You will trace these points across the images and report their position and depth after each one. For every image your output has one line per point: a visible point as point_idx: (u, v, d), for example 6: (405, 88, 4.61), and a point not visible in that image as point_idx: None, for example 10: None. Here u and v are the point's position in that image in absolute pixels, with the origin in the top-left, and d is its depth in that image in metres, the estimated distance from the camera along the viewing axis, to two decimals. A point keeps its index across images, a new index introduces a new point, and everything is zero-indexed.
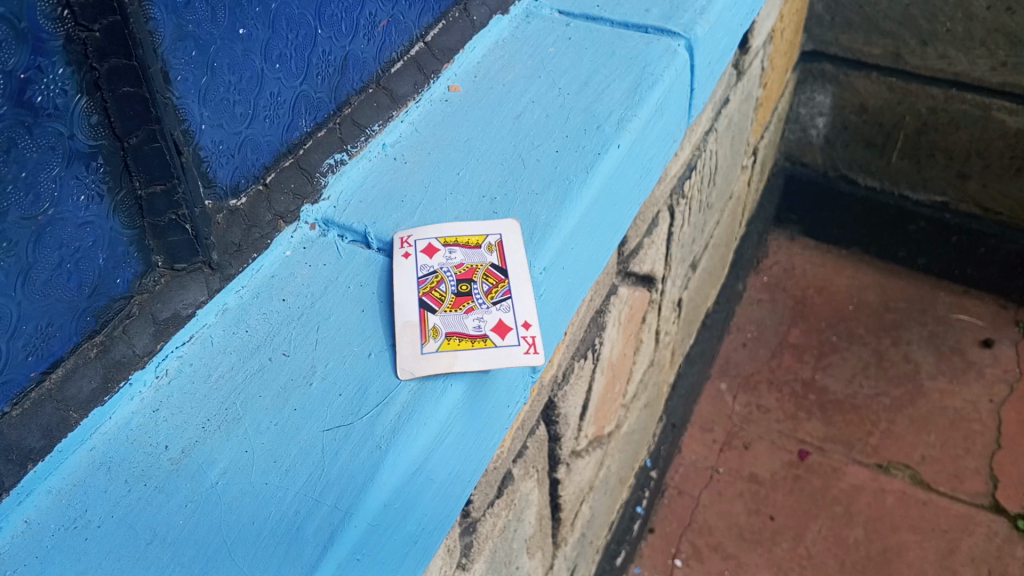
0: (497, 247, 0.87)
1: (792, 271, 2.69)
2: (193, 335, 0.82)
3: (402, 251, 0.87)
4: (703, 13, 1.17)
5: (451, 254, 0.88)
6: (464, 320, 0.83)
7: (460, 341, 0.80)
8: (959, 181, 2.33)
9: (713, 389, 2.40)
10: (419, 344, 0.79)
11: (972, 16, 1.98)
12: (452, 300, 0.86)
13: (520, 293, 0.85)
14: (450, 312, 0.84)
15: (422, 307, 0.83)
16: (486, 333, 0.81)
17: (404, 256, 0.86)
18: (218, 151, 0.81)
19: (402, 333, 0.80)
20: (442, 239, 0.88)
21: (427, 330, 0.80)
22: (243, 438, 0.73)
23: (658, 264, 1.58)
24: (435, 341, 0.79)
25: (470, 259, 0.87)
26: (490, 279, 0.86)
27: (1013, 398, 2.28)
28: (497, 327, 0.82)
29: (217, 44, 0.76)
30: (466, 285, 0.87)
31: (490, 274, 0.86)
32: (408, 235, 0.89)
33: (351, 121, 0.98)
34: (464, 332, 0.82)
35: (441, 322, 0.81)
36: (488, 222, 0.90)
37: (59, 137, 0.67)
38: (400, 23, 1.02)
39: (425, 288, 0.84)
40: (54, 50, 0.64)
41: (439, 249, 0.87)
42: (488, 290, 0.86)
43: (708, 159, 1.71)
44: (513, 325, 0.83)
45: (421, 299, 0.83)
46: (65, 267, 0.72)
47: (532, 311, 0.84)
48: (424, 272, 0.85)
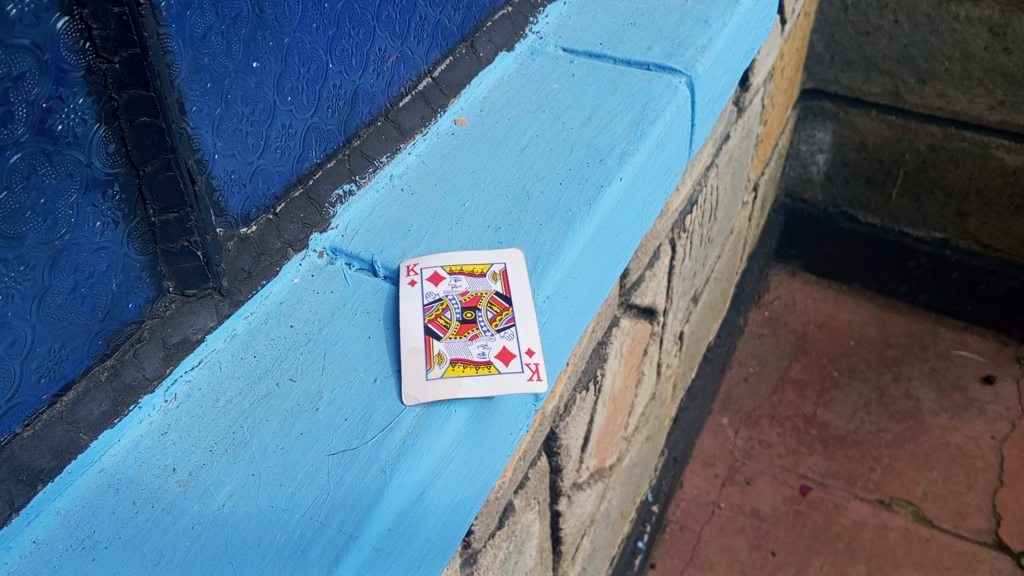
0: (501, 276, 0.89)
1: (794, 306, 2.71)
2: (202, 360, 0.84)
3: (408, 279, 0.88)
4: (704, 51, 1.20)
5: (456, 282, 0.89)
6: (468, 347, 0.84)
7: (464, 368, 0.82)
8: (959, 218, 2.36)
9: (715, 423, 2.41)
10: (424, 370, 0.80)
11: (970, 55, 2.01)
12: (457, 327, 0.87)
13: (524, 320, 0.86)
14: (455, 339, 0.85)
15: (427, 334, 0.84)
16: (490, 360, 0.83)
17: (410, 283, 0.88)
18: (231, 180, 0.83)
19: (407, 359, 0.81)
20: (448, 267, 0.90)
21: (432, 357, 0.82)
22: (250, 461, 0.75)
23: (659, 297, 1.59)
24: (440, 367, 0.80)
25: (475, 287, 0.89)
26: (494, 307, 0.88)
27: (1015, 435, 2.28)
28: (501, 354, 0.84)
29: (232, 77, 0.78)
30: (471, 312, 0.88)
31: (495, 302, 0.88)
32: (414, 263, 0.90)
33: (360, 152, 1.00)
34: (469, 359, 0.83)
35: (445, 348, 0.83)
36: (492, 252, 0.92)
37: (77, 165, 0.69)
38: (409, 58, 1.05)
39: (430, 315, 0.85)
40: (75, 81, 0.67)
41: (445, 277, 0.89)
42: (492, 318, 0.87)
43: (709, 194, 1.74)
44: (517, 352, 0.84)
45: (426, 326, 0.85)
46: (79, 291, 0.74)
47: (535, 339, 0.86)
48: (429, 300, 0.86)
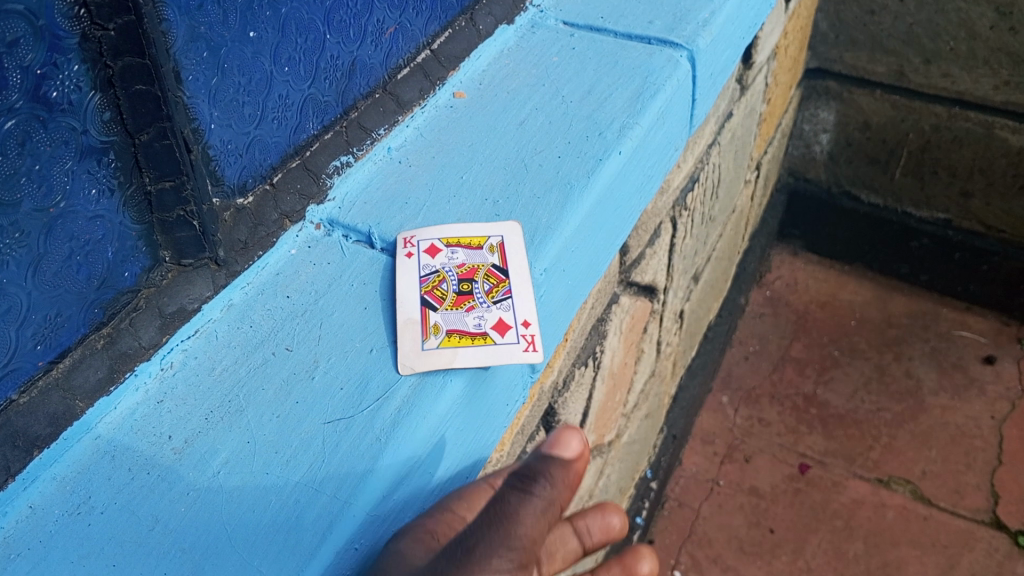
0: (498, 248, 0.89)
1: (795, 286, 2.70)
2: (198, 329, 0.84)
3: (405, 251, 0.88)
4: (705, 25, 1.19)
5: (453, 255, 0.89)
6: (464, 318, 0.85)
7: (461, 339, 0.82)
8: (962, 198, 2.35)
9: (715, 401, 2.41)
10: (420, 341, 0.80)
11: (975, 35, 2.00)
12: (453, 299, 0.87)
13: (520, 292, 0.86)
14: (451, 310, 0.85)
15: (423, 305, 0.84)
16: (486, 331, 0.83)
17: (406, 256, 0.88)
18: (228, 150, 0.82)
19: (404, 329, 0.81)
20: (445, 240, 0.90)
21: (427, 327, 0.82)
22: (245, 429, 0.75)
23: (660, 274, 1.60)
24: (435, 338, 0.81)
25: (472, 259, 0.89)
26: (490, 279, 0.88)
27: (1015, 415, 2.28)
28: (497, 325, 0.84)
29: (228, 47, 0.78)
30: (467, 284, 0.89)
31: (491, 275, 0.88)
32: (411, 236, 0.90)
33: (357, 124, 0.99)
34: (465, 330, 0.83)
35: (442, 320, 0.83)
36: (489, 224, 0.92)
37: (72, 132, 0.69)
38: (407, 30, 1.04)
39: (427, 287, 0.86)
40: (70, 47, 0.67)
41: (442, 249, 0.89)
42: (488, 290, 0.87)
43: (711, 172, 1.74)
44: (513, 324, 0.84)
45: (422, 298, 0.85)
46: (75, 259, 0.74)
47: (532, 311, 0.86)
48: (426, 272, 0.86)
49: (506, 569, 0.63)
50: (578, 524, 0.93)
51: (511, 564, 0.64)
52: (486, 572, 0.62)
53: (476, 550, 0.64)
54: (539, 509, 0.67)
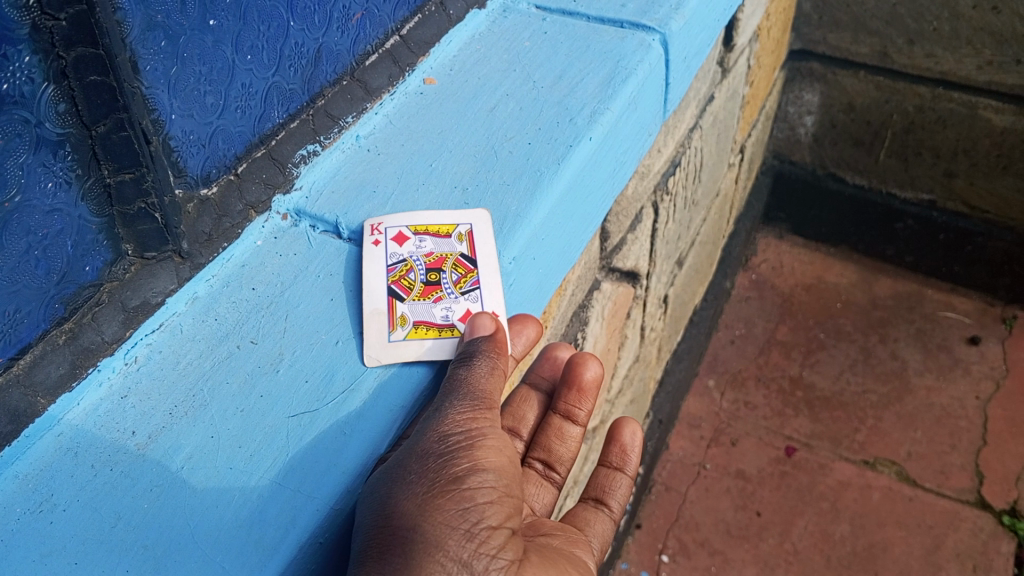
0: (466, 237, 0.87)
1: (781, 269, 2.70)
2: (163, 323, 0.83)
3: (372, 239, 0.87)
4: (679, 8, 1.18)
5: (421, 243, 0.88)
6: (432, 309, 0.84)
7: (428, 332, 0.82)
8: (946, 179, 2.36)
9: (701, 385, 2.41)
10: (387, 332, 0.80)
11: (958, 14, 1.99)
12: (420, 289, 0.86)
13: (488, 284, 0.85)
14: (418, 301, 0.84)
15: (390, 296, 0.83)
16: (453, 324, 0.82)
17: (374, 243, 0.87)
18: (189, 141, 0.81)
19: (370, 320, 0.81)
20: (413, 227, 0.89)
21: (395, 319, 0.81)
22: (209, 424, 0.74)
23: (642, 260, 1.59)
24: (402, 330, 0.80)
25: (440, 248, 0.88)
26: (459, 269, 0.87)
27: (999, 395, 2.28)
28: (465, 318, 0.83)
29: (187, 36, 0.77)
30: (435, 275, 0.87)
31: (460, 265, 0.87)
32: (378, 223, 0.89)
33: (324, 112, 0.98)
34: (433, 321, 0.83)
35: (409, 311, 0.82)
36: (459, 212, 0.90)
37: (25, 125, 0.68)
38: (375, 16, 1.03)
39: (394, 276, 0.85)
40: (20, 38, 0.65)
41: (409, 237, 0.87)
42: (456, 280, 0.86)
43: (693, 156, 1.73)
44: None
45: (389, 289, 0.84)
46: (33, 253, 0.73)
47: (501, 304, 0.85)
48: (393, 261, 0.85)
49: (465, 411, 0.72)
50: (533, 378, 1.05)
51: (469, 408, 0.72)
52: (450, 414, 0.72)
53: (438, 415, 0.72)
54: (486, 370, 0.75)
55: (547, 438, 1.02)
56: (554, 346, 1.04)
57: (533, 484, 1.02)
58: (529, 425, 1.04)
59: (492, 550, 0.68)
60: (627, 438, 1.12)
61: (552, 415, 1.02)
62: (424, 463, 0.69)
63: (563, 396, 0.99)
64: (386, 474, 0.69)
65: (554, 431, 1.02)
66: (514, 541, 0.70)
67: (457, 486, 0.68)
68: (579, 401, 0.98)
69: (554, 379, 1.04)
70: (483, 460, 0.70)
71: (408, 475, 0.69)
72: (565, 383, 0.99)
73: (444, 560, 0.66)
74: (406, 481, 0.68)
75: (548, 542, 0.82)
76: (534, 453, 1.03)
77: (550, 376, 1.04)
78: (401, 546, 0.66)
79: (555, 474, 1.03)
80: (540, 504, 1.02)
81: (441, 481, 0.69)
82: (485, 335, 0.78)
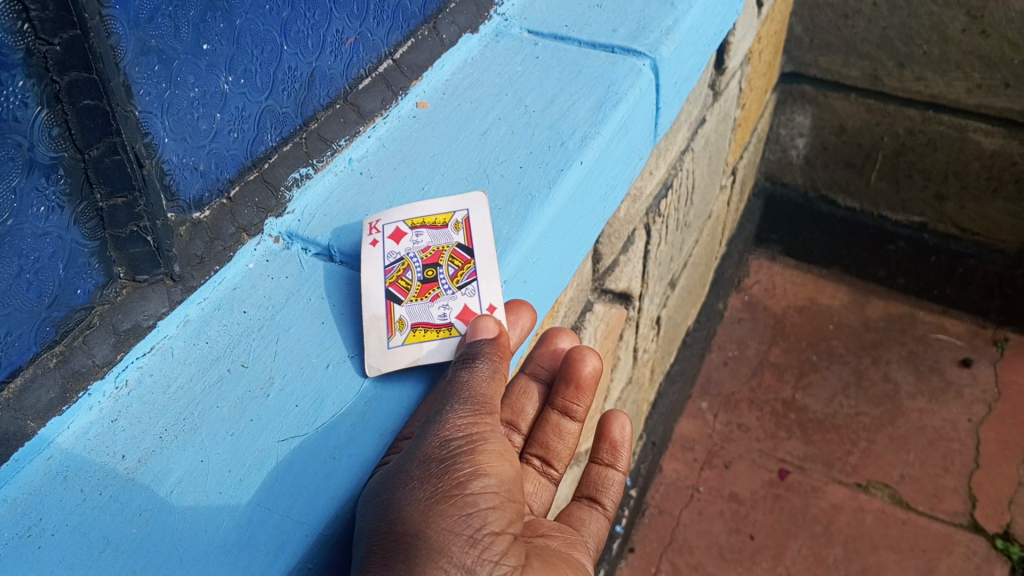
0: (463, 225, 0.89)
1: (773, 290, 2.71)
2: (154, 346, 0.83)
3: (370, 239, 0.87)
4: (669, 33, 1.19)
5: (418, 237, 0.88)
6: (429, 308, 0.84)
7: (426, 332, 0.82)
8: (937, 202, 2.37)
9: (694, 407, 2.41)
10: (386, 339, 0.80)
11: (948, 38, 2.01)
12: (418, 288, 0.86)
13: (485, 275, 0.85)
14: (416, 301, 0.84)
15: (388, 299, 0.83)
16: (451, 322, 0.82)
17: (371, 243, 0.87)
18: (182, 165, 0.82)
19: (369, 328, 0.81)
20: (409, 222, 0.89)
21: (392, 323, 0.81)
22: (199, 447, 0.74)
23: (635, 282, 1.59)
24: (400, 335, 0.81)
25: (436, 241, 0.88)
26: (456, 262, 0.87)
27: (992, 417, 2.29)
28: (463, 313, 0.82)
29: (181, 59, 0.77)
30: (432, 270, 0.87)
31: (456, 257, 0.87)
32: (376, 220, 0.89)
33: (317, 135, 0.99)
34: (431, 322, 0.82)
35: (406, 313, 0.82)
36: (455, 198, 0.91)
37: (18, 148, 0.68)
38: (369, 40, 1.03)
39: (391, 278, 0.85)
40: (13, 63, 0.66)
41: (406, 233, 0.88)
42: (453, 274, 0.86)
43: (685, 178, 1.74)
44: (480, 310, 0.83)
45: (386, 291, 0.84)
46: (25, 275, 0.73)
47: (498, 293, 0.84)
48: (389, 261, 0.86)
49: (466, 416, 0.72)
50: (531, 368, 1.02)
51: (470, 413, 0.72)
52: (450, 419, 0.71)
53: (437, 419, 0.72)
54: (487, 373, 0.75)
55: (545, 434, 1.01)
56: (553, 333, 1.01)
57: (530, 483, 1.02)
58: (527, 418, 1.02)
59: (495, 556, 0.69)
60: (617, 434, 1.11)
61: (549, 410, 1.00)
62: (426, 469, 0.69)
63: (561, 393, 0.98)
64: (387, 478, 0.70)
65: (552, 426, 1.00)
66: (516, 545, 0.71)
67: (460, 492, 0.69)
68: (577, 398, 0.97)
69: (553, 369, 1.01)
70: (485, 466, 0.70)
71: (410, 480, 0.69)
72: (563, 380, 0.97)
73: (447, 567, 0.66)
74: (409, 486, 0.69)
75: (547, 545, 0.80)
76: (531, 449, 1.02)
77: (549, 367, 1.01)
78: (402, 551, 0.66)
79: (552, 471, 1.03)
80: (537, 501, 1.02)
81: (443, 487, 0.69)
82: (487, 337, 0.78)
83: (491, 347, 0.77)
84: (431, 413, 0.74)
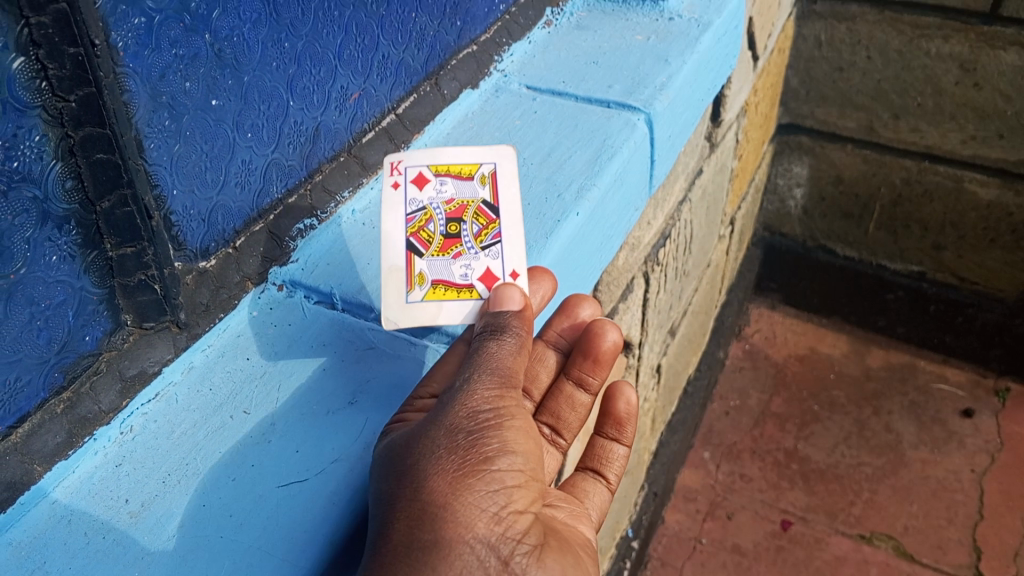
0: (488, 182, 0.93)
1: (774, 339, 2.72)
2: (159, 392, 0.85)
3: (392, 180, 0.92)
4: (662, 89, 1.22)
5: (442, 187, 0.92)
6: (451, 266, 0.88)
7: (446, 291, 0.87)
8: (935, 251, 2.41)
9: (697, 457, 2.41)
10: (405, 293, 0.86)
11: (941, 90, 2.05)
12: (441, 241, 0.90)
13: (506, 240, 0.89)
14: (437, 256, 0.88)
15: (409, 250, 0.88)
16: (472, 284, 0.87)
17: (394, 186, 0.91)
18: (189, 216, 0.84)
19: (388, 278, 0.86)
20: (433, 169, 0.93)
21: (413, 277, 0.87)
22: (201, 492, 0.76)
23: (634, 330, 1.61)
24: (420, 290, 0.86)
25: (460, 195, 0.91)
26: (479, 220, 0.91)
27: (995, 468, 2.29)
28: (484, 276, 0.87)
29: (190, 114, 0.80)
30: (455, 225, 0.90)
31: (480, 215, 0.91)
32: (398, 161, 0.93)
33: (321, 187, 1.01)
34: (451, 280, 0.87)
35: (428, 268, 0.87)
36: (481, 149, 0.95)
37: (33, 201, 0.71)
38: (371, 95, 1.07)
39: (412, 228, 0.89)
40: (32, 118, 0.69)
41: (430, 180, 0.92)
42: (477, 233, 0.90)
43: (683, 227, 1.76)
44: (500, 275, 0.87)
45: (408, 241, 0.88)
46: (35, 323, 0.75)
47: (520, 261, 0.88)
48: (412, 210, 0.90)
49: (493, 390, 0.73)
50: (548, 335, 0.99)
51: (497, 386, 0.73)
52: (477, 391, 0.72)
53: (463, 389, 0.72)
54: (513, 348, 0.76)
55: (557, 403, 0.99)
56: (575, 302, 0.98)
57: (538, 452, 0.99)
58: (539, 386, 1.00)
59: (517, 534, 0.71)
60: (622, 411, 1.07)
61: (563, 379, 0.98)
62: (454, 442, 0.70)
63: (577, 364, 0.96)
64: (414, 447, 0.70)
65: (565, 396, 0.98)
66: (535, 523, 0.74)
67: (487, 468, 0.70)
68: (592, 370, 0.95)
69: (571, 338, 0.99)
70: (510, 441, 0.72)
71: (438, 451, 0.70)
72: (581, 351, 0.95)
73: (472, 540, 0.68)
74: (437, 456, 0.70)
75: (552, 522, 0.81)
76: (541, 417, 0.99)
77: (569, 336, 0.98)
78: (431, 521, 0.67)
79: (562, 440, 1.00)
80: (545, 469, 1.00)
81: (470, 460, 0.70)
82: (512, 312, 0.80)
83: (515, 322, 0.78)
84: (453, 384, 0.74)
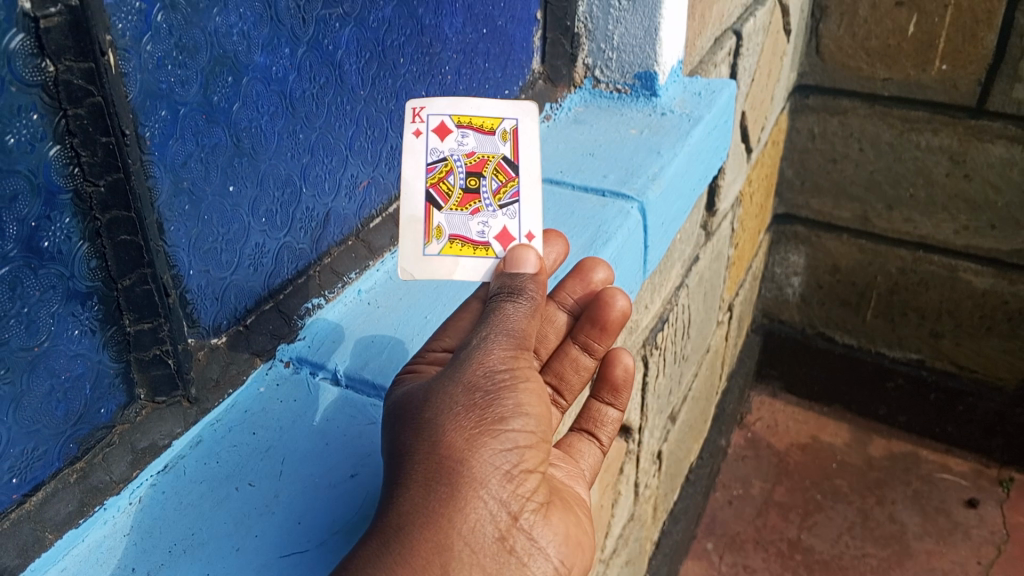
0: (509, 139, 0.91)
1: (775, 427, 2.72)
2: (168, 465, 0.88)
3: (414, 127, 0.89)
4: (655, 178, 1.28)
5: (463, 138, 0.90)
6: (469, 221, 0.88)
7: (462, 246, 0.88)
8: (933, 339, 2.44)
9: (700, 548, 2.38)
10: (422, 245, 0.88)
11: (931, 181, 2.15)
12: (460, 194, 0.89)
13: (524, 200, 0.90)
14: (456, 210, 0.88)
15: (428, 201, 0.88)
16: (489, 242, 0.88)
17: (415, 133, 0.89)
18: (203, 294, 0.88)
19: (406, 229, 0.87)
20: (456, 119, 0.91)
21: (431, 230, 0.88)
22: (205, 562, 0.78)
23: (633, 415, 1.64)
24: (437, 244, 0.88)
25: (481, 149, 0.90)
26: (500, 176, 0.91)
27: (1001, 560, 2.28)
28: (501, 235, 0.88)
29: (208, 200, 0.85)
30: (475, 180, 0.90)
31: (501, 171, 0.91)
32: (421, 106, 0.90)
33: (330, 269, 1.06)
34: (468, 236, 0.88)
35: (446, 221, 0.88)
36: (506, 104, 0.93)
37: (59, 278, 0.75)
38: (379, 183, 1.12)
39: (433, 179, 0.89)
40: (62, 202, 0.73)
41: (452, 130, 0.90)
42: (496, 190, 0.90)
43: (680, 313, 1.80)
44: (517, 235, 0.88)
45: (427, 192, 0.88)
46: (55, 395, 0.79)
47: (536, 222, 0.90)
48: (433, 160, 0.89)
49: (507, 351, 0.73)
50: (561, 296, 0.99)
51: (512, 347, 0.73)
52: (492, 352, 0.72)
53: (478, 349, 0.72)
54: (526, 312, 0.77)
55: (561, 364, 0.99)
56: (590, 265, 0.98)
57: None
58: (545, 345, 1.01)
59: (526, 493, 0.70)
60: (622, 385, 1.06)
61: (570, 342, 0.99)
62: (471, 398, 0.70)
63: (585, 330, 0.97)
64: (429, 404, 0.70)
65: (570, 358, 0.99)
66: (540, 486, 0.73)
67: (501, 427, 0.69)
68: (599, 337, 0.96)
69: (581, 302, 0.99)
70: (524, 403, 0.71)
71: (455, 406, 0.69)
72: (590, 318, 0.96)
73: (485, 495, 0.67)
74: (453, 412, 0.69)
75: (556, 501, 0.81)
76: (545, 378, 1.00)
77: (579, 300, 0.98)
78: (447, 474, 0.66)
79: (562, 401, 1.01)
80: None
81: (487, 417, 0.69)
82: (526, 275, 0.80)
83: (528, 286, 0.79)
84: (467, 343, 0.74)
